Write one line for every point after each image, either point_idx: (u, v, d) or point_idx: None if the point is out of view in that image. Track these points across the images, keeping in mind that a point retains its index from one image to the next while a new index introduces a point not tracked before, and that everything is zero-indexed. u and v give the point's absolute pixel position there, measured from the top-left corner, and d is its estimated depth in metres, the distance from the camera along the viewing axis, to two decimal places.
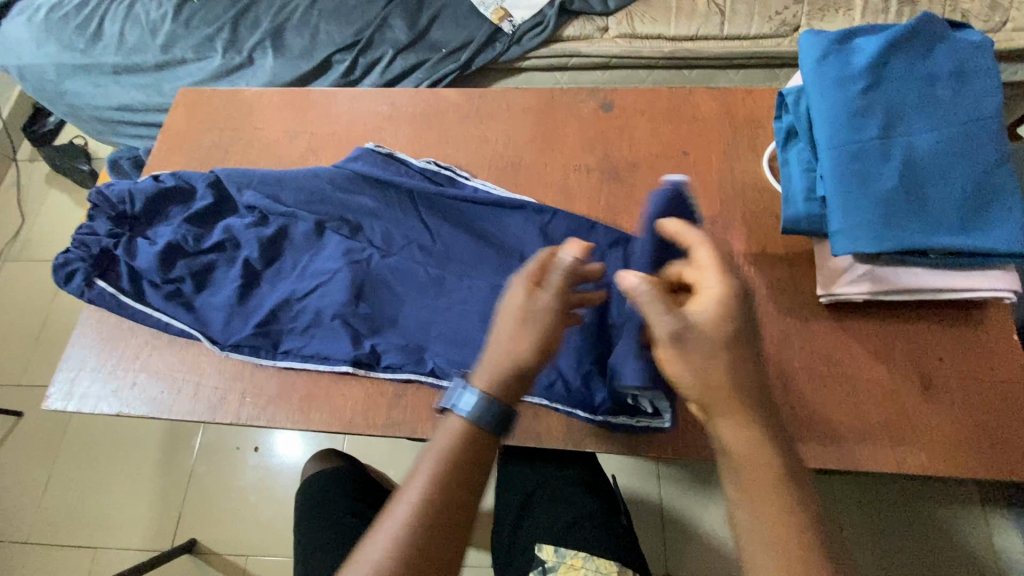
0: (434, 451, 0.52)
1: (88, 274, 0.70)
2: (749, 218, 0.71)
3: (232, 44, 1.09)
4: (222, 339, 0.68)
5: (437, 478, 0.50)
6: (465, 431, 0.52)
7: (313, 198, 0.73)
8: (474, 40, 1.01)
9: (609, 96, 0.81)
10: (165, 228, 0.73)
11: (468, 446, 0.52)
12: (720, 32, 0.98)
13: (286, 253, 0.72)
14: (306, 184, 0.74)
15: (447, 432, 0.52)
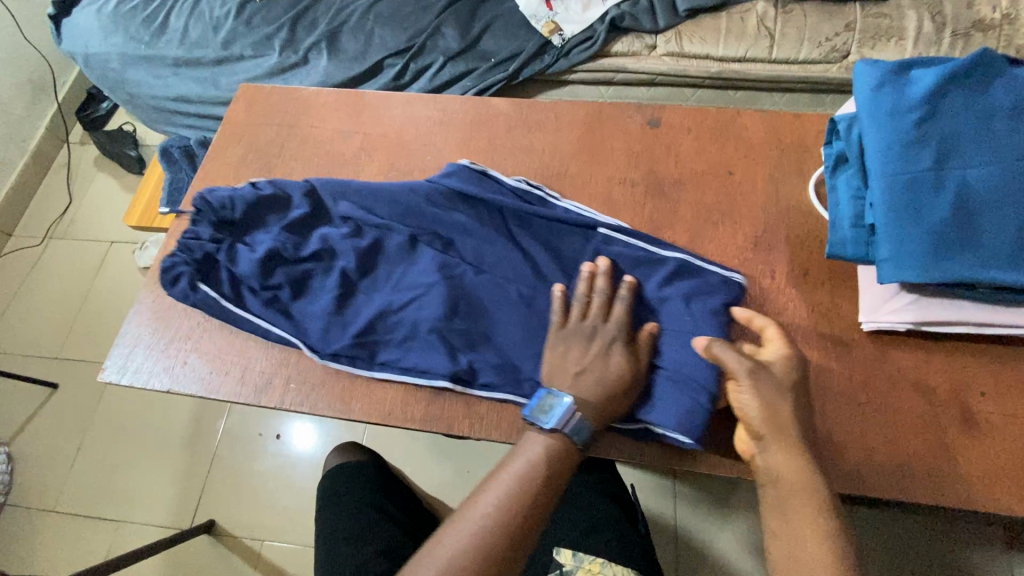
0: (524, 454, 0.60)
1: (192, 278, 0.71)
2: (793, 242, 0.72)
3: (289, 44, 1.13)
4: (322, 348, 0.69)
5: (526, 475, 0.59)
6: (552, 443, 0.60)
7: (408, 212, 0.74)
8: (524, 52, 1.03)
9: (657, 113, 0.82)
10: (263, 236, 0.73)
11: (556, 455, 0.60)
12: (769, 55, 0.98)
13: (380, 265, 0.73)
14: (400, 197, 0.74)
15: (538, 443, 0.60)
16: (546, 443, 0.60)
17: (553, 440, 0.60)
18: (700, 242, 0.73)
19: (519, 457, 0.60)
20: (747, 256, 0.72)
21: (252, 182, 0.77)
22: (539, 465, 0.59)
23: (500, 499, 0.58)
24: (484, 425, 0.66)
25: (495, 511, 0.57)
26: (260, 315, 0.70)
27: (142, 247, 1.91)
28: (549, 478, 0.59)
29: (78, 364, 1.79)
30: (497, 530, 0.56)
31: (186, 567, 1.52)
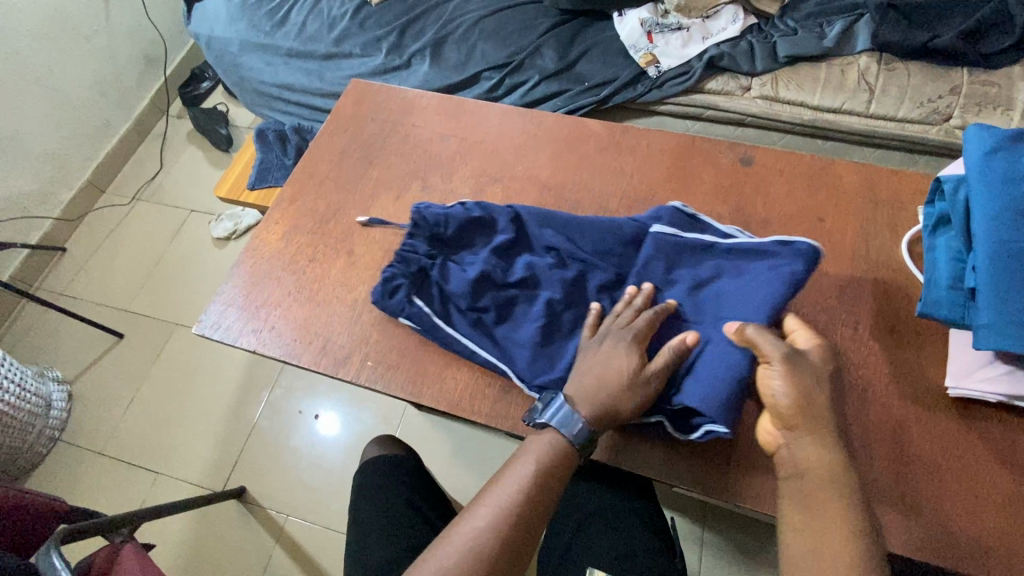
0: (531, 452, 0.63)
1: (409, 291, 0.72)
2: (876, 295, 0.71)
3: (396, 47, 1.20)
4: (529, 377, 0.68)
5: (532, 472, 0.61)
6: (556, 445, 0.62)
7: (603, 253, 0.73)
8: (618, 79, 1.06)
9: (750, 152, 0.83)
10: (472, 258, 0.75)
11: (559, 465, 0.62)
12: (866, 109, 0.97)
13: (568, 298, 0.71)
14: (595, 237, 0.73)
15: (542, 443, 0.63)
16: (551, 449, 0.62)
17: (557, 446, 0.62)
18: None
19: (522, 458, 0.62)
20: (831, 303, 0.71)
21: (459, 203, 0.79)
22: (542, 465, 0.61)
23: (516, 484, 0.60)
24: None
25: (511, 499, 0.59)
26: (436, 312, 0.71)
27: (219, 220, 2.04)
28: (557, 484, 0.61)
29: (146, 319, 1.90)
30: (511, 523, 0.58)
31: (211, 529, 1.57)
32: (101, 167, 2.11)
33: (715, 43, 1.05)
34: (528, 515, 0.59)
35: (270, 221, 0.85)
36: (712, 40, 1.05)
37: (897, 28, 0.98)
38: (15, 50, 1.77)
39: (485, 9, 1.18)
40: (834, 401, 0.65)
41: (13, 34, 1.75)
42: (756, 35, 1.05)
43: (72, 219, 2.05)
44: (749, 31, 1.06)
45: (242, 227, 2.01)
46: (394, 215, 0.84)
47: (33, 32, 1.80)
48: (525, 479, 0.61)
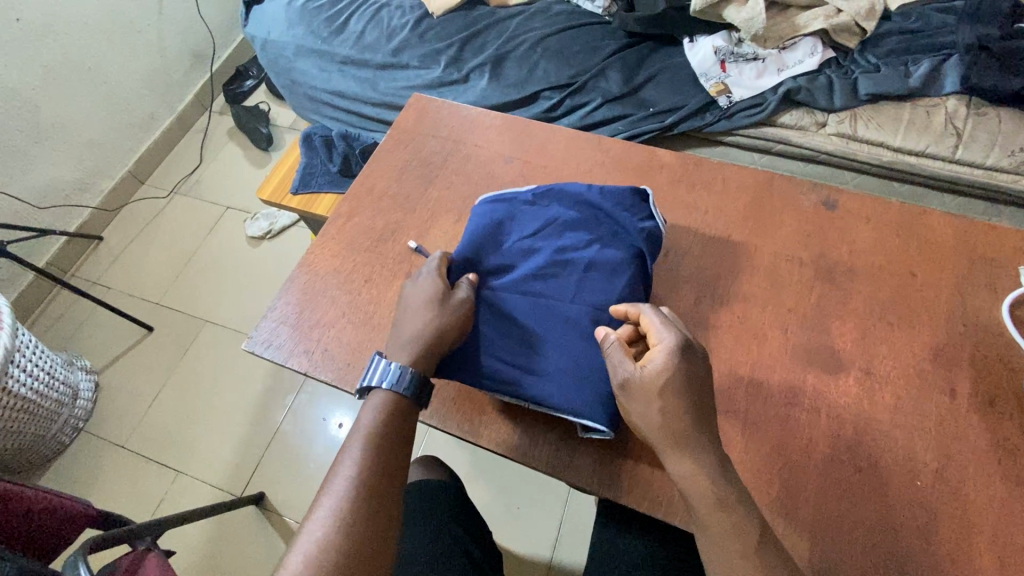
0: (362, 416, 0.61)
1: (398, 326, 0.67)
2: (974, 363, 0.66)
3: (455, 61, 1.18)
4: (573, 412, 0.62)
5: (366, 436, 0.59)
6: (386, 404, 0.61)
7: (538, 217, 0.74)
8: (686, 107, 1.02)
9: (833, 196, 0.79)
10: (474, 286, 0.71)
11: (394, 411, 0.61)
12: (952, 154, 0.92)
13: (542, 273, 0.70)
14: (520, 210, 0.74)
15: (374, 404, 0.61)
16: (381, 403, 0.61)
17: (384, 399, 0.61)
18: (872, 342, 0.68)
19: (359, 417, 0.61)
20: (925, 367, 0.66)
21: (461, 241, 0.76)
22: (372, 427, 0.59)
23: (359, 450, 0.58)
24: (615, 487, 0.62)
25: (357, 464, 0.57)
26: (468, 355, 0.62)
27: (254, 218, 2.04)
28: (398, 432, 0.60)
29: (176, 314, 1.90)
30: (363, 487, 0.56)
31: (228, 534, 1.54)
32: (142, 159, 2.11)
33: (791, 76, 1.00)
34: (381, 465, 0.57)
35: (325, 236, 0.82)
36: (789, 72, 1.00)
37: (990, 72, 0.92)
38: (73, 40, 1.78)
39: (548, 27, 1.16)
40: (931, 478, 0.60)
41: (74, 26, 1.77)
42: (835, 69, 1.00)
43: (110, 209, 2.06)
44: (827, 66, 1.01)
45: (276, 227, 2.01)
46: (454, 238, 0.81)
47: (92, 24, 1.82)
48: (361, 441, 0.59)
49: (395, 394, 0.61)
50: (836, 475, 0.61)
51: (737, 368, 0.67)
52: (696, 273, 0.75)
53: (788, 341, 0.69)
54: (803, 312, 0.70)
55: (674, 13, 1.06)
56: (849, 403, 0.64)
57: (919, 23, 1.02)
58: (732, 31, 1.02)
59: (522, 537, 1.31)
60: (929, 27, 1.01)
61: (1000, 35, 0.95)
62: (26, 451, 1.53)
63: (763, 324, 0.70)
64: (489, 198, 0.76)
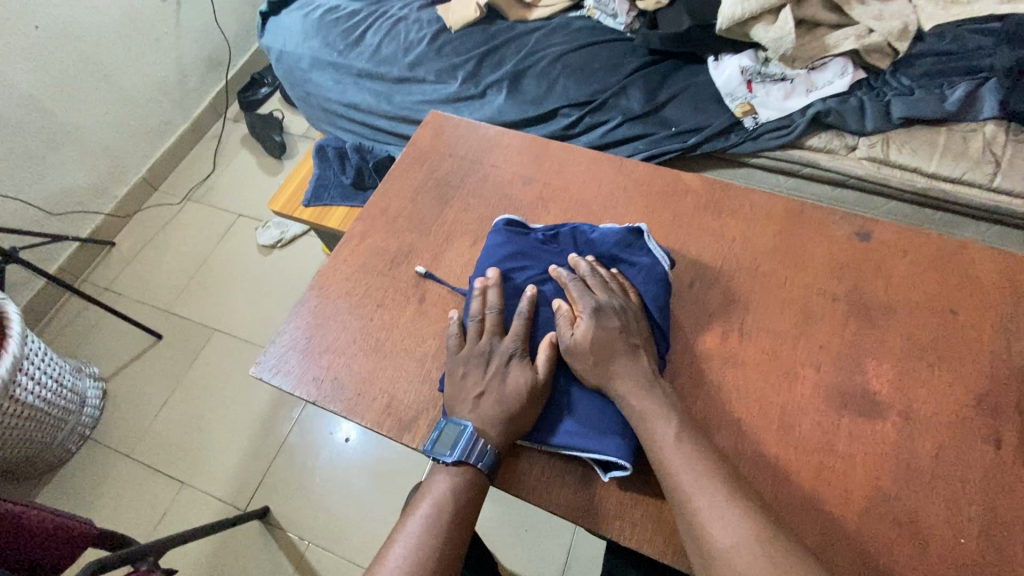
0: (431, 492, 0.59)
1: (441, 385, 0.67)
2: (1019, 408, 0.62)
3: (472, 76, 1.16)
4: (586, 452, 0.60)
5: (433, 515, 0.57)
6: (458, 482, 0.59)
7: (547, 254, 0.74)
8: (710, 127, 0.99)
9: (867, 226, 0.75)
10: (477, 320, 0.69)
11: (465, 493, 0.59)
12: (990, 182, 0.87)
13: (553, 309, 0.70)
14: (530, 244, 0.74)
15: (444, 480, 0.59)
16: (451, 481, 0.59)
17: (454, 479, 0.59)
18: (910, 384, 0.64)
19: (428, 494, 0.59)
20: (968, 414, 0.62)
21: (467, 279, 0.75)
22: (442, 506, 0.58)
23: (424, 529, 0.56)
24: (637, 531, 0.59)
25: (421, 544, 0.55)
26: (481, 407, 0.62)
27: (265, 227, 2.03)
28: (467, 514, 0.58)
29: (185, 322, 1.89)
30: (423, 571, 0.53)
31: (231, 548, 1.51)
32: (155, 166, 2.12)
33: (821, 97, 0.96)
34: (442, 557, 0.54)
35: (338, 258, 0.80)
36: (817, 93, 0.97)
37: None
38: (90, 47, 1.78)
39: (568, 43, 1.13)
40: (975, 535, 0.56)
41: (91, 34, 1.77)
42: (867, 92, 0.96)
43: (122, 215, 2.06)
44: (857, 87, 0.97)
45: (287, 237, 2.00)
46: (470, 262, 0.79)
47: (109, 31, 1.82)
48: (427, 521, 0.57)
49: (467, 469, 0.59)
50: (873, 529, 0.57)
51: (767, 408, 0.64)
52: (723, 305, 0.71)
53: (820, 381, 0.65)
54: (836, 351, 0.67)
55: (698, 30, 1.02)
56: (886, 450, 0.61)
57: (953, 43, 0.97)
58: (759, 50, 0.99)
59: (531, 561, 1.27)
60: (965, 48, 0.96)
61: None
62: (31, 459, 1.51)
63: (793, 362, 0.66)
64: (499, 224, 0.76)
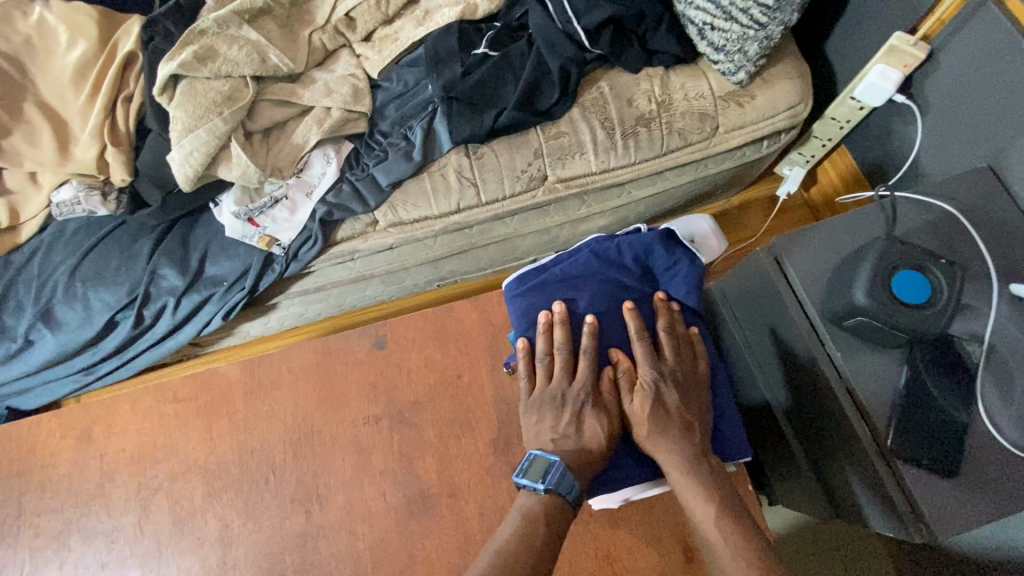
0: (509, 529, 0.61)
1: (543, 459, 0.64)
2: (518, 437, 0.78)
3: (3, 333, 1.02)
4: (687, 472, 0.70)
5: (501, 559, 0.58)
6: (545, 509, 0.62)
7: (576, 290, 0.73)
8: (252, 268, 1.01)
9: (381, 331, 0.86)
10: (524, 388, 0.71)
11: (530, 531, 0.60)
12: (479, 201, 1.03)
13: (605, 342, 0.71)
14: (556, 288, 0.73)
15: (526, 508, 0.63)
16: (537, 508, 0.62)
17: (539, 504, 0.62)
18: (449, 464, 0.78)
19: (507, 520, 0.63)
20: (491, 465, 0.77)
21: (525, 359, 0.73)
22: (522, 537, 0.60)
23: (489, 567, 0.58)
24: None
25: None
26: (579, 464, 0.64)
27: None
28: (544, 542, 0.60)
29: None
30: None
31: None
32: None
33: (321, 196, 1.00)
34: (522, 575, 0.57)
35: None
36: (317, 193, 1.00)
37: (465, 120, 0.99)
38: None
39: (74, 252, 1.00)
40: None
41: None
42: (353, 171, 1.01)
43: None
44: (347, 166, 1.02)
45: None
46: None
47: None
48: (498, 554, 0.59)
49: (556, 500, 0.62)
50: None
51: (360, 558, 0.74)
52: (299, 485, 0.78)
53: (389, 505, 0.76)
54: (391, 469, 0.78)
55: (176, 193, 0.99)
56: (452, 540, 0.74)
57: (398, 85, 1.05)
58: (240, 185, 0.98)
59: None
60: (409, 86, 1.04)
61: (460, 75, 1.01)
62: None
63: (364, 501, 0.77)
64: (512, 284, 0.75)
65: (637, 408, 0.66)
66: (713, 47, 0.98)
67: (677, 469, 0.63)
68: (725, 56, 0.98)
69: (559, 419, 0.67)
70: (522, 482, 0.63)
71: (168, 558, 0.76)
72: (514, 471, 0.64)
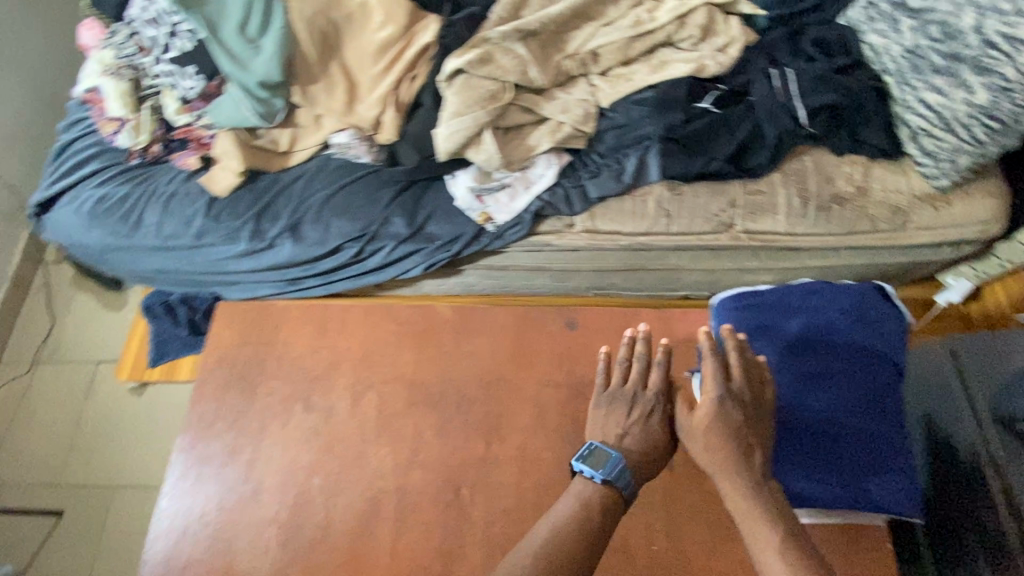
0: (561, 507, 0.71)
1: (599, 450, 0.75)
2: None
3: (257, 234, 1.26)
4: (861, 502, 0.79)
5: (555, 525, 0.68)
6: (594, 497, 0.71)
7: (787, 316, 0.92)
8: (464, 235, 1.20)
9: (574, 315, 1.01)
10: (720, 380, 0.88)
11: (584, 512, 0.69)
12: (668, 230, 1.15)
13: (801, 365, 0.86)
14: (768, 311, 0.92)
15: (579, 491, 0.72)
16: (580, 492, 0.72)
17: (591, 487, 0.72)
18: None
19: (563, 500, 0.72)
20: None
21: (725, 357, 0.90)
22: (573, 513, 0.69)
23: (550, 531, 0.67)
24: None
25: (540, 540, 0.66)
26: (639, 459, 0.76)
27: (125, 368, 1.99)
28: (597, 521, 0.69)
29: None
30: (556, 555, 0.64)
31: None
32: None
33: (538, 192, 1.17)
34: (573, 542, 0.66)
35: (176, 473, 0.95)
36: (535, 188, 1.17)
37: (677, 160, 1.13)
38: None
39: (330, 185, 1.24)
40: None
41: None
42: (569, 178, 1.18)
43: None
44: (563, 173, 1.19)
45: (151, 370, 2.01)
46: (285, 442, 0.96)
47: None
48: (551, 523, 0.68)
49: (609, 488, 0.72)
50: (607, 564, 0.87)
51: (524, 492, 0.87)
52: (485, 419, 0.93)
53: (556, 459, 0.89)
54: (563, 430, 0.91)
55: (431, 160, 1.20)
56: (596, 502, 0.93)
57: (622, 117, 1.20)
58: (479, 167, 1.17)
59: None
60: (632, 119, 1.19)
61: (681, 121, 1.16)
62: None
63: (535, 448, 0.90)
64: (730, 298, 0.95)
65: (696, 419, 0.76)
66: (922, 150, 1.08)
67: (730, 481, 0.71)
68: (933, 161, 1.07)
69: (616, 415, 0.80)
70: (581, 468, 0.73)
71: (371, 443, 0.94)
72: (574, 457, 0.75)
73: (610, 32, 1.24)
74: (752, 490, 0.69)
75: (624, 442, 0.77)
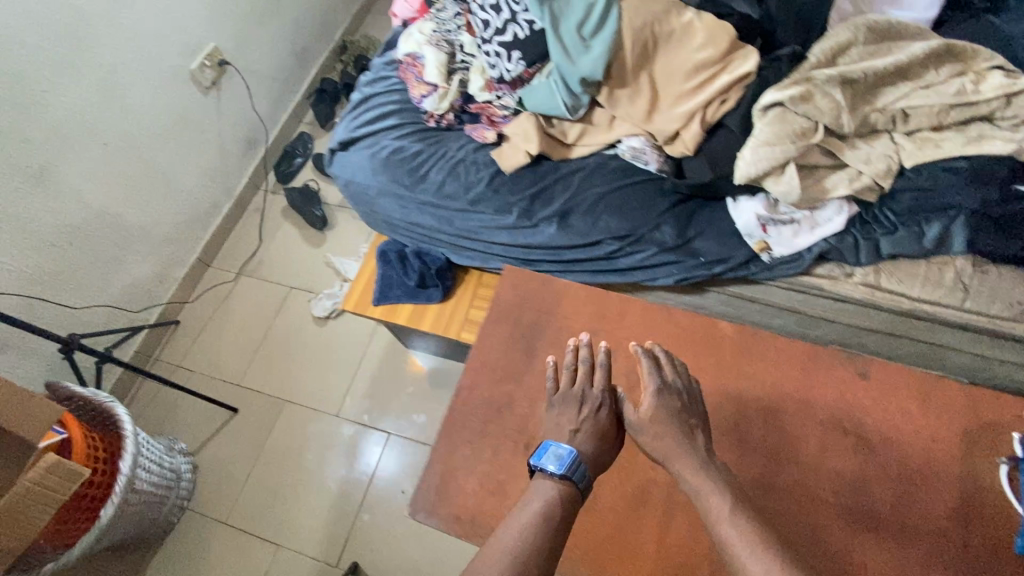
0: (535, 502, 0.72)
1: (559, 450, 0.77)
2: (977, 523, 0.87)
3: (527, 213, 1.35)
4: None
5: (546, 515, 0.70)
6: (556, 493, 0.73)
7: None
8: (734, 259, 1.21)
9: (867, 366, 1.00)
10: None
11: (560, 508, 0.71)
12: (958, 304, 1.11)
13: None
14: None
15: (547, 487, 0.74)
16: (556, 488, 0.73)
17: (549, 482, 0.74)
18: (904, 503, 0.89)
19: (531, 499, 0.73)
20: (946, 524, 0.87)
21: None
22: (552, 506, 0.71)
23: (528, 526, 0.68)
24: None
25: (529, 534, 0.67)
26: (593, 454, 0.79)
27: (318, 298, 2.26)
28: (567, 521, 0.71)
29: (262, 397, 2.12)
30: (531, 548, 0.66)
31: None
32: (208, 244, 2.35)
33: (823, 235, 1.18)
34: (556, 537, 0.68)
35: (455, 410, 1.04)
36: (820, 231, 1.18)
37: (991, 237, 1.10)
38: (143, 153, 1.98)
39: (609, 184, 1.31)
40: None
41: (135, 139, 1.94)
42: (860, 228, 1.18)
43: (185, 299, 2.29)
44: (852, 222, 1.19)
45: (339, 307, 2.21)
46: None
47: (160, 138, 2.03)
48: (541, 517, 0.69)
49: (567, 484, 0.74)
50: None
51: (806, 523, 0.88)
52: (768, 443, 0.95)
53: (839, 503, 0.90)
54: (848, 476, 0.92)
55: (722, 181, 1.22)
56: None
57: (927, 181, 1.18)
58: (771, 197, 1.19)
59: None
60: (938, 185, 1.17)
61: (999, 198, 1.12)
62: (141, 529, 1.74)
63: (816, 484, 0.91)
64: None
65: (641, 417, 0.83)
66: None
67: (710, 486, 0.73)
68: None
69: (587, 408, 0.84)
70: (544, 466, 0.75)
71: None
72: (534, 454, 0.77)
73: (928, 95, 1.21)
74: (703, 469, 0.75)
75: (576, 437, 0.81)
